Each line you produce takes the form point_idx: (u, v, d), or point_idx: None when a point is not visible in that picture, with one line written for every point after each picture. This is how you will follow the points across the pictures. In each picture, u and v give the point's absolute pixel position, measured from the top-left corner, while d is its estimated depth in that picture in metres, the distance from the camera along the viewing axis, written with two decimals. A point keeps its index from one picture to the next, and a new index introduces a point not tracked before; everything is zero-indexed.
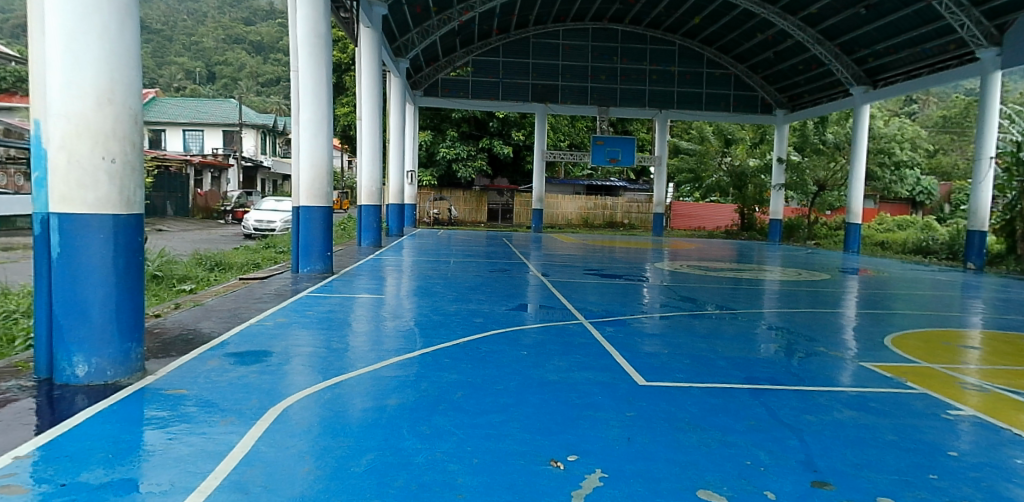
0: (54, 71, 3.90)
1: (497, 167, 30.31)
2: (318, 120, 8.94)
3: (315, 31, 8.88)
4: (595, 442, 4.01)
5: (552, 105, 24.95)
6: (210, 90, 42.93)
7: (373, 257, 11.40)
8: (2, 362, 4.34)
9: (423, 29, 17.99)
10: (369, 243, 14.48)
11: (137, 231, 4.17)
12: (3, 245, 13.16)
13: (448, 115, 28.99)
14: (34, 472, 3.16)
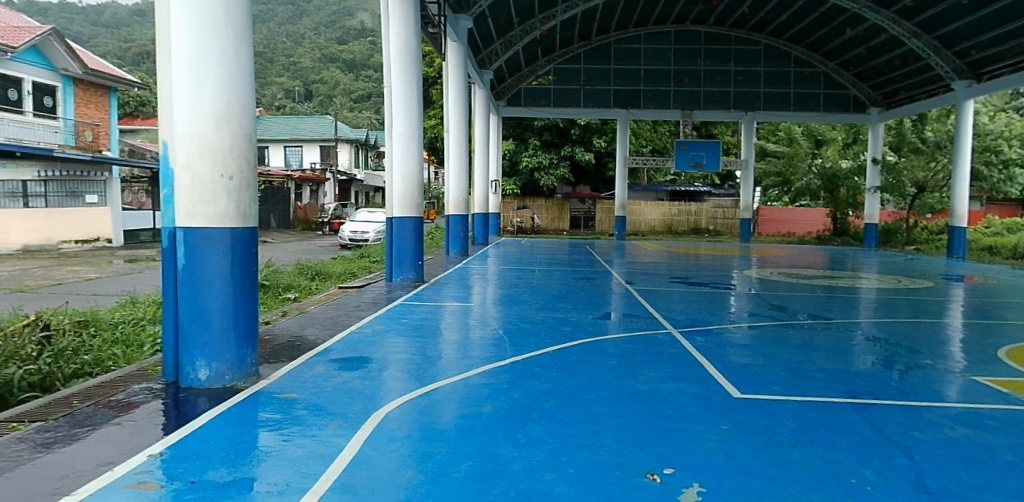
0: (180, 94, 4.21)
1: (580, 176, 30.34)
2: (409, 134, 9.23)
3: (406, 47, 9.23)
4: (691, 455, 3.90)
5: (634, 110, 24.74)
6: (307, 108, 45.27)
7: (460, 266, 11.62)
8: (135, 365, 4.65)
9: (507, 40, 17.98)
10: (456, 252, 14.55)
11: (251, 244, 4.41)
12: (132, 257, 14.36)
13: (529, 124, 28.73)
14: (165, 469, 3.39)
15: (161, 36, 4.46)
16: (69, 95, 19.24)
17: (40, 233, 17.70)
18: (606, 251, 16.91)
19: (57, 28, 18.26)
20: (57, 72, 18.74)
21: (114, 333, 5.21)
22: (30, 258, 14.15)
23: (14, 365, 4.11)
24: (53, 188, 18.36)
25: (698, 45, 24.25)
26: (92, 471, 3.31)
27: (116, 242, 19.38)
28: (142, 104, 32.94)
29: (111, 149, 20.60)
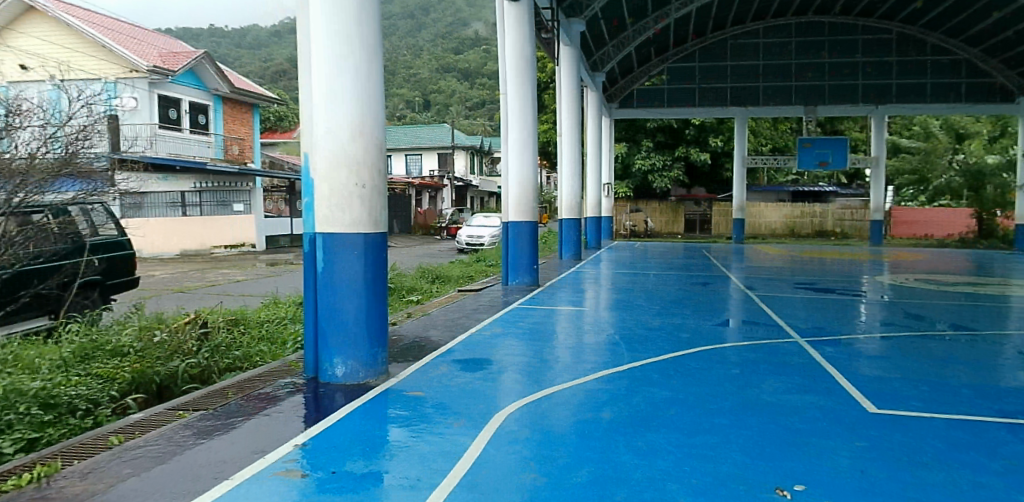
0: (319, 109, 4.50)
1: (695, 178, 29.52)
2: (524, 138, 9.38)
3: (522, 54, 9.38)
4: (822, 472, 3.63)
5: (753, 108, 23.75)
6: (427, 118, 47.23)
7: (574, 270, 11.65)
8: (279, 362, 5.00)
9: (620, 41, 17.61)
10: (570, 257, 14.52)
11: (382, 248, 4.62)
12: (273, 261, 15.56)
13: (642, 125, 27.83)
14: (307, 459, 3.61)
15: (303, 54, 4.78)
16: (219, 113, 20.99)
17: (195, 239, 19.05)
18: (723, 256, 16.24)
19: (207, 53, 19.83)
20: (209, 92, 20.47)
21: (260, 331, 5.63)
22: (189, 261, 15.67)
23: (178, 357, 4.53)
24: (207, 197, 19.65)
25: (822, 37, 22.87)
26: (246, 457, 3.56)
27: (258, 245, 21.02)
28: (280, 118, 35.52)
29: (254, 161, 22.47)
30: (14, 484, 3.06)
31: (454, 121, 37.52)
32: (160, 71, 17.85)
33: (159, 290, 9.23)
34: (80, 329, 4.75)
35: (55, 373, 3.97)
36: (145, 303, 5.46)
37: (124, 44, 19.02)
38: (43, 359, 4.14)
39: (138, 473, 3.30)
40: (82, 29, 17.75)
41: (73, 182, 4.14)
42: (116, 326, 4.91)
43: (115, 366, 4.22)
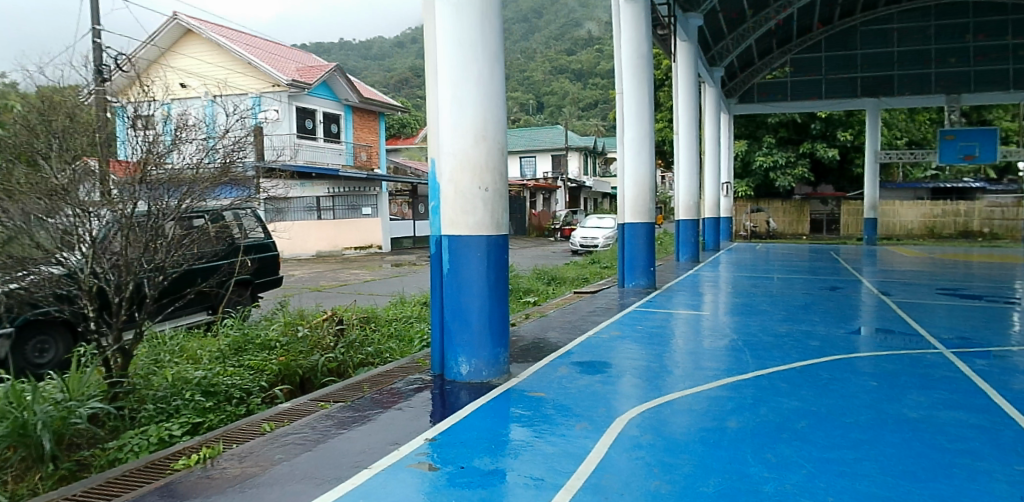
0: (445, 115, 4.65)
1: (822, 174, 28.04)
2: (641, 138, 9.26)
3: (638, 51, 9.25)
4: (982, 497, 3.25)
5: (886, 98, 22.09)
6: (541, 120, 47.58)
7: (692, 272, 11.33)
8: (408, 359, 5.22)
9: (738, 34, 16.94)
10: (686, 258, 13.97)
11: (504, 250, 4.70)
12: (398, 262, 16.29)
13: (764, 120, 26.59)
14: (436, 452, 3.73)
15: (429, 63, 4.95)
16: (349, 122, 21.95)
17: (330, 240, 20.29)
18: (853, 258, 15.10)
19: (338, 65, 20.71)
20: (340, 103, 21.46)
21: (390, 329, 5.88)
22: (324, 262, 16.68)
23: (318, 351, 4.83)
24: (339, 202, 20.60)
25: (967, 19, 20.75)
26: (382, 449, 3.71)
27: (384, 248, 21.61)
28: (403, 125, 36.95)
29: (381, 167, 23.30)
30: (184, 464, 3.38)
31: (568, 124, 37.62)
32: (297, 84, 18.91)
33: (299, 288, 9.91)
34: (233, 325, 5.19)
35: (214, 365, 4.37)
36: (288, 301, 5.87)
37: (265, 59, 20.23)
38: (205, 351, 4.57)
39: (288, 458, 3.54)
40: (230, 47, 19.01)
41: (230, 189, 4.49)
42: (265, 322, 5.32)
43: (264, 358, 4.58)
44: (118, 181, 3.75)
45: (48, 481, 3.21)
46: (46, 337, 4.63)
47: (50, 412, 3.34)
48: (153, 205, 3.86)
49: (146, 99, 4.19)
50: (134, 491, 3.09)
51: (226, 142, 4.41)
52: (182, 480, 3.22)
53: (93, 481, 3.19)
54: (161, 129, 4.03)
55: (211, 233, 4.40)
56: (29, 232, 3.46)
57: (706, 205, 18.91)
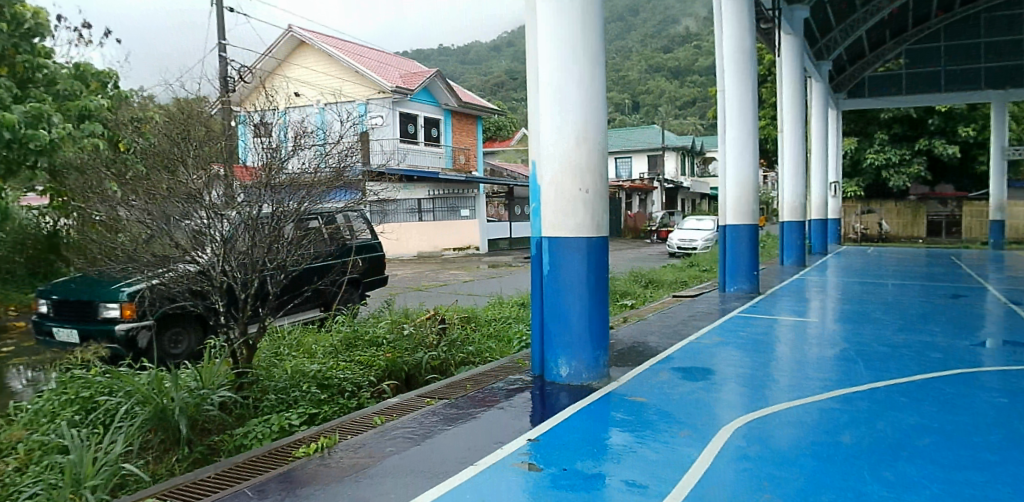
0: (546, 118, 4.66)
1: (940, 174, 25.95)
2: (744, 137, 8.99)
3: (741, 47, 8.88)
4: None
5: (1014, 90, 20.23)
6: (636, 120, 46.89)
7: (796, 277, 10.81)
8: (507, 358, 5.27)
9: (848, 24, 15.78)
10: (792, 263, 13.48)
11: (604, 252, 4.65)
12: (495, 263, 16.51)
13: (875, 116, 25.01)
14: (538, 454, 3.72)
15: (530, 66, 4.99)
16: (448, 125, 22.14)
17: (430, 240, 20.29)
18: (976, 264, 13.89)
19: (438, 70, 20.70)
20: (440, 107, 21.60)
21: (489, 328, 5.96)
22: (425, 263, 17.09)
23: (421, 349, 4.97)
24: (438, 204, 20.65)
25: None
26: (486, 447, 3.75)
27: (482, 249, 21.75)
28: (500, 128, 36.13)
29: (478, 170, 23.48)
30: (304, 452, 3.56)
31: (667, 124, 36.66)
32: (401, 90, 19.18)
33: (403, 288, 10.22)
34: (344, 324, 5.45)
35: (327, 359, 4.59)
36: (394, 299, 6.08)
37: (371, 66, 20.49)
38: (319, 346, 4.83)
39: (399, 451, 3.65)
40: (339, 56, 19.25)
41: (345, 191, 4.65)
42: (372, 319, 5.55)
43: (372, 354, 4.76)
44: (241, 184, 4.03)
45: (184, 462, 3.48)
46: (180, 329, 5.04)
47: (185, 398, 3.61)
48: (275, 207, 4.07)
49: (267, 110, 4.51)
50: (259, 477, 3.28)
51: (340, 147, 4.59)
52: (302, 467, 3.39)
53: (222, 465, 3.41)
54: (278, 136, 4.27)
55: (325, 234, 4.57)
56: (165, 231, 3.85)
57: (813, 205, 18.03)
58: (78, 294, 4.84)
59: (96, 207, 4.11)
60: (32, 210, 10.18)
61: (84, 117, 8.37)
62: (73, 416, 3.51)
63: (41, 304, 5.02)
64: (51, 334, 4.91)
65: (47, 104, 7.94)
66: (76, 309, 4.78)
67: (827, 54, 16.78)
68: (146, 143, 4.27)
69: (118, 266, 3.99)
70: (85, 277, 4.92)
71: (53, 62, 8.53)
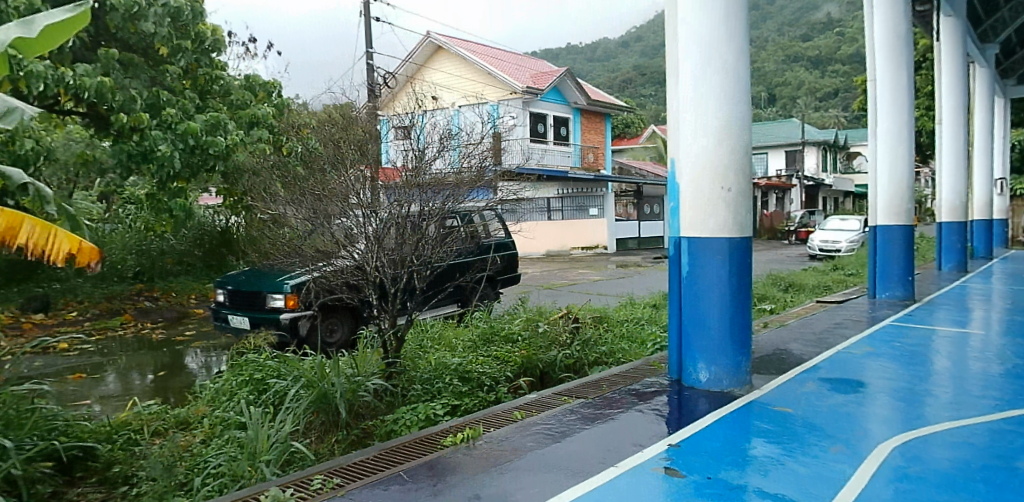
0: (687, 113, 4.52)
1: None
2: (898, 130, 8.29)
3: (895, 31, 8.14)
4: None
5: None
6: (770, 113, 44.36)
7: (956, 284, 9.80)
8: (641, 360, 5.20)
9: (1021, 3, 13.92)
10: (952, 269, 12.41)
11: (746, 253, 4.46)
12: (623, 262, 16.27)
13: None
14: (678, 460, 3.57)
15: (669, 63, 4.88)
16: (577, 124, 21.67)
17: (558, 241, 20.33)
18: None
19: (569, 68, 20.31)
20: (569, 106, 21.20)
21: (621, 330, 5.89)
22: (551, 262, 17.08)
23: (555, 347, 4.99)
24: (567, 203, 20.38)
25: None
26: (626, 449, 3.66)
27: (609, 250, 20.62)
28: (629, 125, 34.56)
29: (606, 168, 22.86)
30: (451, 441, 3.67)
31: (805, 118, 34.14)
32: (532, 90, 18.97)
33: (532, 286, 10.38)
34: (481, 319, 5.69)
35: (467, 354, 4.74)
36: (527, 298, 6.27)
37: (505, 69, 20.57)
38: (459, 341, 5.03)
39: (540, 447, 3.64)
40: (474, 60, 19.42)
41: (486, 190, 4.74)
42: (507, 316, 5.72)
43: (508, 350, 4.88)
44: (386, 186, 4.25)
45: (342, 444, 3.70)
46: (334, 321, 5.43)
47: (344, 384, 3.85)
48: (422, 206, 4.24)
49: (411, 114, 4.74)
50: (409, 462, 3.42)
51: (479, 149, 4.70)
52: (449, 456, 3.48)
53: (374, 450, 3.59)
54: (421, 140, 4.46)
55: (465, 232, 4.68)
56: (324, 227, 4.16)
57: (976, 205, 16.30)
58: (249, 286, 5.33)
59: (271, 206, 4.53)
60: (210, 209, 11.21)
61: (253, 124, 8.90)
62: (248, 396, 3.86)
63: (218, 293, 5.56)
64: (226, 320, 5.42)
65: (223, 113, 8.54)
66: (247, 299, 5.26)
67: (995, 35, 15.08)
68: (311, 149, 4.64)
69: (285, 260, 4.36)
70: (253, 271, 5.40)
71: (229, 75, 9.20)
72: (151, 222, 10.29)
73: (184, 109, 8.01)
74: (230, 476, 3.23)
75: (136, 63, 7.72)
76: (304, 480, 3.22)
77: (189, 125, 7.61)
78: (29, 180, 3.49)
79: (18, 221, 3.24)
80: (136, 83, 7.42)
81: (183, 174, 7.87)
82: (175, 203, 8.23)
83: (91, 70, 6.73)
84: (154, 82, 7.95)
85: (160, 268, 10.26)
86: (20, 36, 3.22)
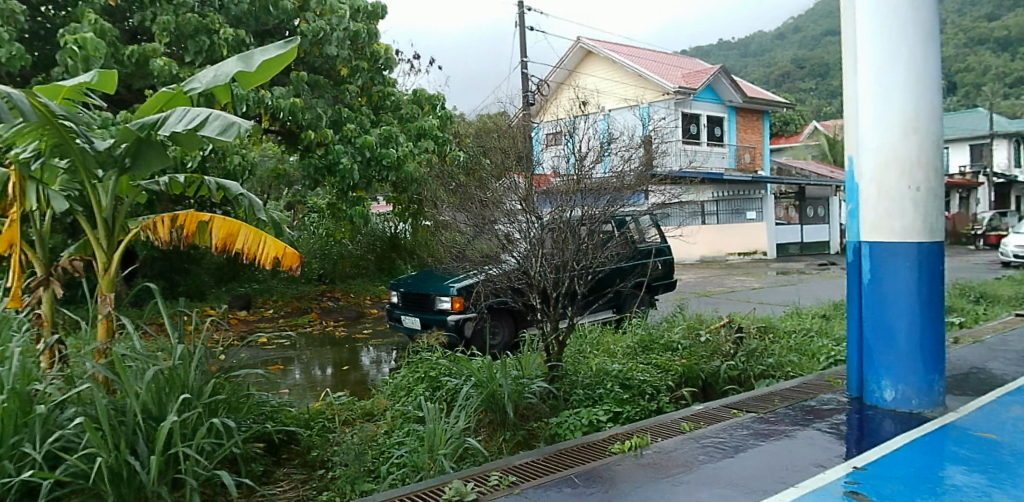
0: (866, 108, 4.19)
1: None
2: None
3: None
4: None
5: None
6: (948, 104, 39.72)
7: None
8: (815, 375, 4.91)
9: None
10: None
11: (939, 258, 4.05)
12: (783, 269, 15.33)
13: None
14: (863, 483, 3.22)
15: (847, 54, 4.55)
16: (732, 123, 20.67)
17: (715, 246, 19.70)
18: None
19: (724, 66, 19.61)
20: (724, 104, 20.35)
21: (789, 341, 5.57)
22: (704, 268, 16.48)
23: (718, 357, 4.84)
24: (723, 206, 19.55)
25: None
26: (806, 469, 3.40)
27: (768, 255, 19.33)
28: (788, 123, 32.07)
29: (764, 169, 21.56)
30: (619, 448, 3.64)
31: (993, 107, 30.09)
32: (685, 90, 18.34)
33: (687, 292, 10.16)
34: (640, 326, 5.68)
35: (627, 361, 4.73)
36: (686, 305, 6.15)
37: (655, 70, 20.11)
38: (618, 347, 5.05)
39: (712, 461, 3.51)
40: (623, 62, 19.17)
41: (643, 194, 4.66)
42: (666, 324, 5.65)
43: (669, 359, 4.79)
44: (545, 192, 4.31)
45: (510, 443, 3.82)
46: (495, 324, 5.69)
47: (511, 385, 3.96)
48: (584, 211, 4.24)
49: (567, 120, 4.79)
50: (578, 467, 3.43)
51: (637, 152, 4.63)
52: (619, 463, 3.46)
53: (542, 452, 3.65)
54: (576, 146, 4.46)
55: (625, 237, 4.63)
56: (488, 233, 4.33)
57: None
58: (420, 288, 5.69)
59: (443, 213, 4.79)
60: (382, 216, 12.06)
61: (420, 136, 9.24)
62: (425, 393, 4.11)
63: (392, 294, 5.98)
64: (399, 320, 5.85)
65: (395, 126, 8.98)
66: (418, 300, 5.63)
67: None
68: (475, 158, 4.85)
69: (455, 264, 4.60)
70: (424, 273, 5.77)
71: (398, 91, 9.72)
72: (333, 229, 11.29)
73: (362, 124, 8.56)
74: (412, 466, 3.44)
75: (321, 84, 8.41)
76: (482, 476, 3.35)
77: (366, 139, 8.06)
78: (244, 193, 4.04)
79: (236, 229, 3.70)
80: (322, 102, 8.03)
81: (361, 184, 8.45)
82: (353, 211, 8.65)
83: (285, 91, 7.34)
84: (337, 100, 8.63)
85: (340, 272, 11.17)
86: (241, 69, 3.72)
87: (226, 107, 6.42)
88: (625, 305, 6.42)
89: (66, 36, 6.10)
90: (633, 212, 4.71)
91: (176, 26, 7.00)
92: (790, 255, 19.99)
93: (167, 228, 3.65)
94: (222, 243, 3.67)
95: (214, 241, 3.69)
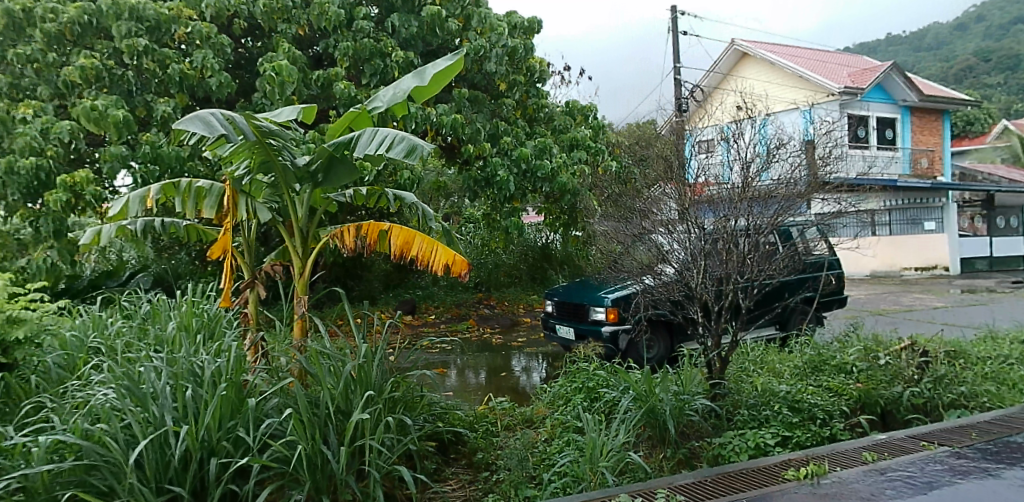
0: None
1: None
2: None
3: None
4: None
5: None
6: None
7: None
8: (1018, 408, 4.34)
9: None
10: None
11: None
12: (966, 286, 13.69)
13: None
14: None
15: None
16: (907, 125, 18.96)
17: (886, 260, 18.05)
18: None
19: (896, 62, 18.04)
20: (897, 104, 18.71)
21: (985, 368, 4.97)
22: (872, 284, 15.18)
23: (900, 383, 4.42)
24: (897, 216, 18.05)
25: None
26: None
27: (952, 271, 17.15)
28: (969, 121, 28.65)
29: (944, 175, 19.42)
30: (794, 475, 3.41)
31: None
32: (850, 90, 16.98)
33: (861, 310, 9.43)
34: (808, 345, 5.35)
35: (796, 382, 4.44)
36: (860, 326, 5.68)
37: (815, 69, 18.85)
38: (784, 367, 4.80)
39: (902, 497, 3.16)
40: (781, 63, 18.22)
41: (811, 203, 4.36)
42: (838, 344, 5.26)
43: (842, 382, 4.45)
44: (706, 200, 4.15)
45: (671, 461, 3.71)
46: (650, 336, 5.66)
47: (672, 401, 3.84)
48: (749, 221, 4.02)
49: (727, 124, 4.61)
50: (751, 491, 3.26)
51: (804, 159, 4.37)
52: (795, 491, 3.23)
53: (708, 473, 3.52)
54: (738, 153, 4.27)
55: (793, 249, 4.35)
56: (647, 243, 4.29)
57: None
58: (574, 298, 5.78)
59: (602, 223, 4.82)
60: (534, 227, 12.30)
61: (574, 146, 9.28)
62: (584, 403, 4.14)
63: (546, 304, 6.15)
64: (553, 329, 5.99)
65: (549, 138, 9.06)
66: (573, 311, 5.74)
67: None
68: (634, 170, 4.84)
69: (615, 274, 4.59)
70: (578, 284, 5.86)
71: (551, 103, 9.85)
72: (488, 239, 11.69)
73: (517, 137, 8.78)
74: (573, 477, 3.45)
75: (480, 99, 8.71)
76: (649, 492, 3.26)
77: (521, 151, 8.22)
78: (418, 203, 4.33)
79: (412, 237, 3.92)
80: (480, 118, 8.39)
81: (517, 194, 8.62)
82: (508, 222, 8.92)
83: (448, 108, 7.68)
84: (495, 114, 8.94)
85: (495, 280, 11.51)
86: (416, 85, 3.96)
87: (397, 124, 6.86)
88: (788, 322, 6.14)
89: (264, 64, 6.89)
90: (800, 222, 4.43)
91: (354, 50, 7.59)
92: (976, 270, 17.70)
93: (353, 237, 3.94)
94: (400, 251, 3.93)
95: (393, 248, 3.98)
